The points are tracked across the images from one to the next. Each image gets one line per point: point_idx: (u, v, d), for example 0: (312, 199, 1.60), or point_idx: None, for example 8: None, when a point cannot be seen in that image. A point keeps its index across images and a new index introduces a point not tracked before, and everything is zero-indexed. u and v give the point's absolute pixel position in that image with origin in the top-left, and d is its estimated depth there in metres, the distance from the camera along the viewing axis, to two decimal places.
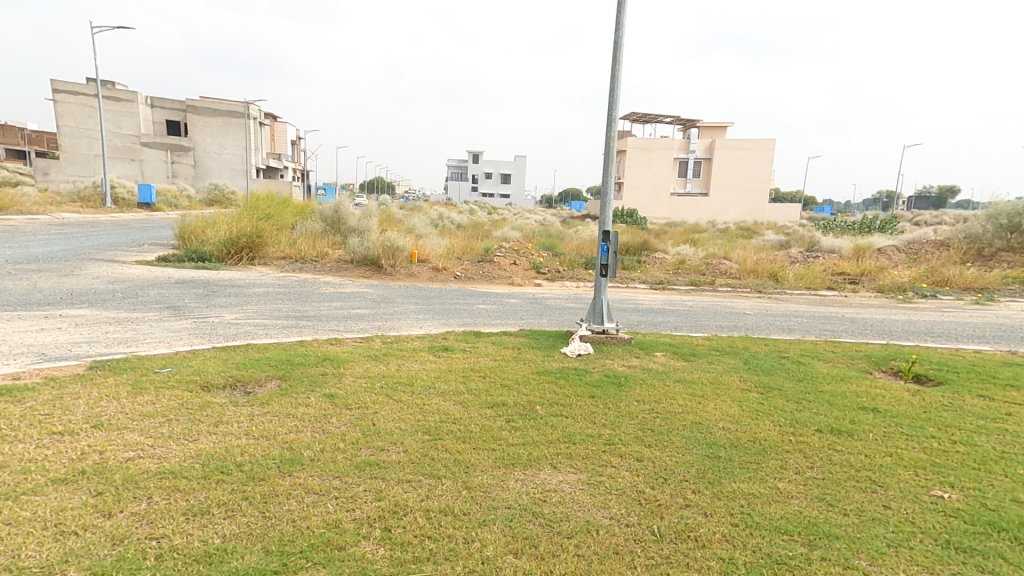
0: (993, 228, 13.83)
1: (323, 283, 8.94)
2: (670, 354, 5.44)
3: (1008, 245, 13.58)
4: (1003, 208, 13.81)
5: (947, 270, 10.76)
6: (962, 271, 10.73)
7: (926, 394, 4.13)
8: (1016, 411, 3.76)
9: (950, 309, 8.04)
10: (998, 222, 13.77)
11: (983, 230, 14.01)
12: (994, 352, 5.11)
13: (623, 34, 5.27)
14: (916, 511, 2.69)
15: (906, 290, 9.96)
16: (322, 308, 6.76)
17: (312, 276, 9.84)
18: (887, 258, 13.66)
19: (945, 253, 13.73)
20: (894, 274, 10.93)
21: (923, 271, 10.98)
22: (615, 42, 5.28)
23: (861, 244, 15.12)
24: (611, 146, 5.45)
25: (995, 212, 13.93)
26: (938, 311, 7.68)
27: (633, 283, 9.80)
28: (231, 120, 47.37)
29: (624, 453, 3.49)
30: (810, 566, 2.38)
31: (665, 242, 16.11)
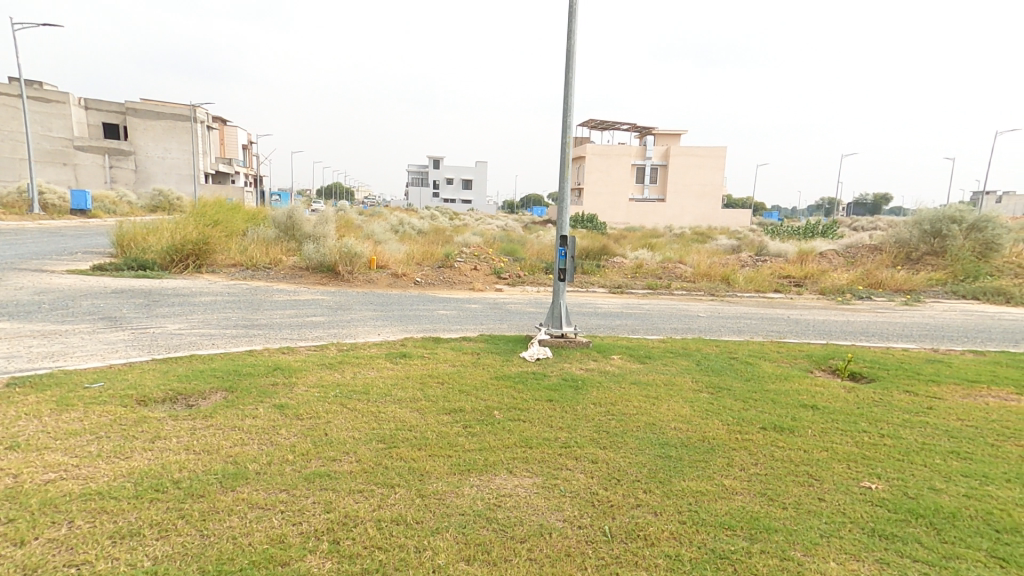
0: (919, 233, 14.69)
1: (277, 291, 8.69)
2: (626, 356, 5.56)
3: (932, 248, 14.39)
4: (927, 214, 14.75)
5: (880, 273, 11.42)
6: (893, 273, 11.42)
7: (860, 390, 4.36)
8: (937, 404, 4.03)
9: (883, 309, 8.57)
10: (923, 227, 14.67)
11: (911, 235, 14.88)
12: (920, 350, 5.47)
13: (575, 43, 5.36)
14: (847, 502, 2.85)
15: (845, 291, 10.51)
16: (275, 317, 6.59)
17: (264, 284, 9.56)
18: (827, 261, 14.38)
19: (878, 257, 14.58)
20: (834, 276, 11.53)
21: (859, 273, 11.62)
22: (568, 50, 5.37)
23: (805, 248, 15.85)
24: (565, 153, 5.54)
25: (919, 218, 14.82)
26: (873, 311, 8.15)
27: (592, 287, 9.97)
28: (176, 123, 46.00)
29: (579, 456, 3.55)
30: (750, 559, 2.50)
31: (625, 247, 16.51)
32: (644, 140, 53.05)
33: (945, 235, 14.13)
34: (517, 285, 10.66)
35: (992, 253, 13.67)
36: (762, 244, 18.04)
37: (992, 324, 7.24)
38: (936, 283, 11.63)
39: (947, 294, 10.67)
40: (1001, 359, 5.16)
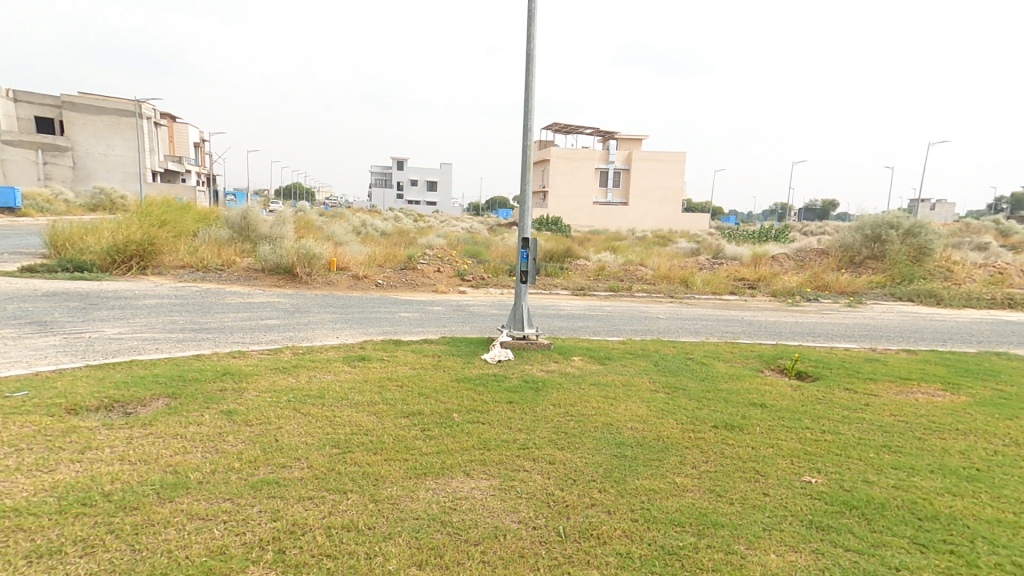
0: (861, 238, 15.40)
1: (229, 293, 8.41)
2: (587, 357, 5.64)
3: (872, 253, 15.17)
4: (868, 220, 15.49)
5: (827, 276, 11.93)
6: (838, 276, 11.96)
7: (806, 389, 4.55)
8: (873, 401, 4.25)
9: (829, 311, 8.98)
10: (864, 233, 15.39)
11: (853, 240, 15.56)
12: (860, 350, 5.75)
13: (534, 47, 5.41)
14: (789, 496, 2.97)
15: (795, 294, 10.94)
16: (226, 320, 6.37)
17: (216, 286, 9.25)
18: (779, 264, 14.96)
19: (824, 260, 15.26)
20: (785, 279, 11.99)
21: (808, 276, 12.12)
22: (528, 54, 5.41)
23: (758, 252, 16.44)
24: (526, 156, 5.57)
25: (861, 224, 15.54)
26: (820, 313, 8.53)
27: (555, 289, 10.06)
28: (120, 119, 44.04)
29: (537, 457, 3.58)
30: (697, 554, 2.57)
31: (588, 249, 16.74)
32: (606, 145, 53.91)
33: (884, 240, 14.92)
34: (481, 287, 10.65)
35: (924, 257, 14.56)
36: (719, 247, 18.61)
37: (927, 324, 7.70)
38: (876, 285, 12.27)
39: (887, 296, 11.27)
40: (931, 358, 5.49)
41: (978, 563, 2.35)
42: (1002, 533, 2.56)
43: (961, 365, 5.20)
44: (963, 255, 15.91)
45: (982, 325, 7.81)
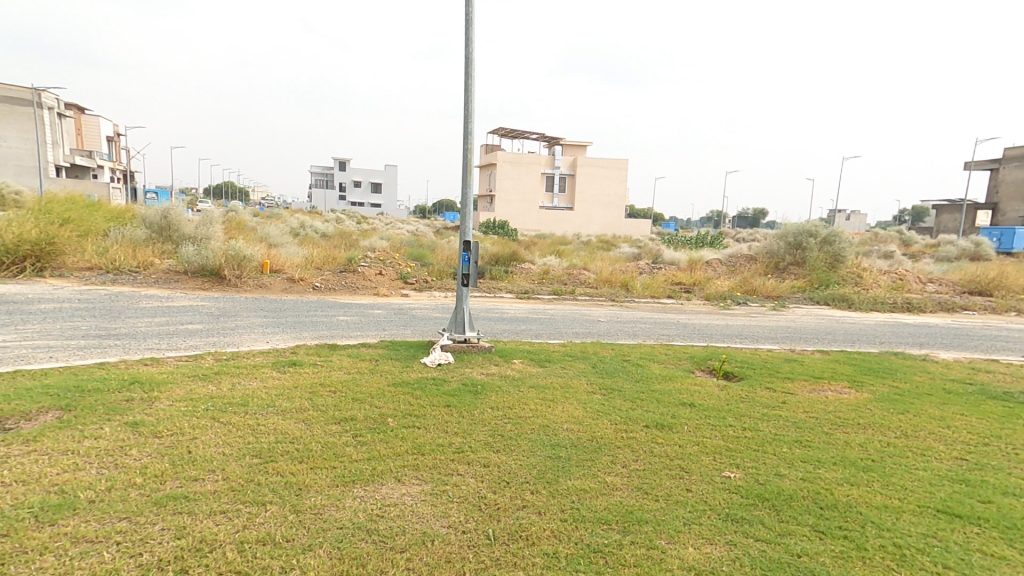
0: (785, 246, 16.44)
1: (144, 297, 7.87)
2: (528, 360, 5.67)
3: (795, 259, 16.18)
4: (790, 228, 16.52)
5: (755, 281, 12.63)
6: (764, 281, 12.68)
7: (731, 388, 4.77)
8: (789, 399, 4.51)
9: (756, 314, 9.49)
10: (787, 240, 16.43)
11: (778, 247, 16.59)
12: (781, 351, 6.10)
13: (473, 52, 5.42)
14: (709, 491, 3.09)
15: (726, 298, 11.50)
16: (139, 325, 5.96)
17: (131, 289, 8.64)
18: (713, 269, 15.68)
19: (754, 266, 16.15)
20: (718, 283, 12.57)
21: (738, 281, 12.77)
22: (466, 58, 5.41)
23: (695, 257, 17.15)
24: (468, 160, 5.54)
25: (784, 233, 16.58)
26: (748, 316, 9.00)
27: (500, 293, 10.08)
28: (15, 108, 40.84)
29: (472, 461, 3.55)
30: (620, 550, 2.62)
31: (534, 253, 16.91)
32: (552, 150, 54.65)
33: (805, 248, 15.96)
34: (425, 291, 10.52)
35: (839, 263, 15.50)
36: (657, 253, 19.29)
37: (842, 327, 8.30)
38: (797, 289, 13.10)
39: (807, 299, 12.04)
40: (841, 357, 5.91)
41: (868, 546, 2.55)
42: (891, 518, 2.77)
43: (866, 364, 5.63)
44: (872, 262, 17.28)
45: (888, 327, 8.52)
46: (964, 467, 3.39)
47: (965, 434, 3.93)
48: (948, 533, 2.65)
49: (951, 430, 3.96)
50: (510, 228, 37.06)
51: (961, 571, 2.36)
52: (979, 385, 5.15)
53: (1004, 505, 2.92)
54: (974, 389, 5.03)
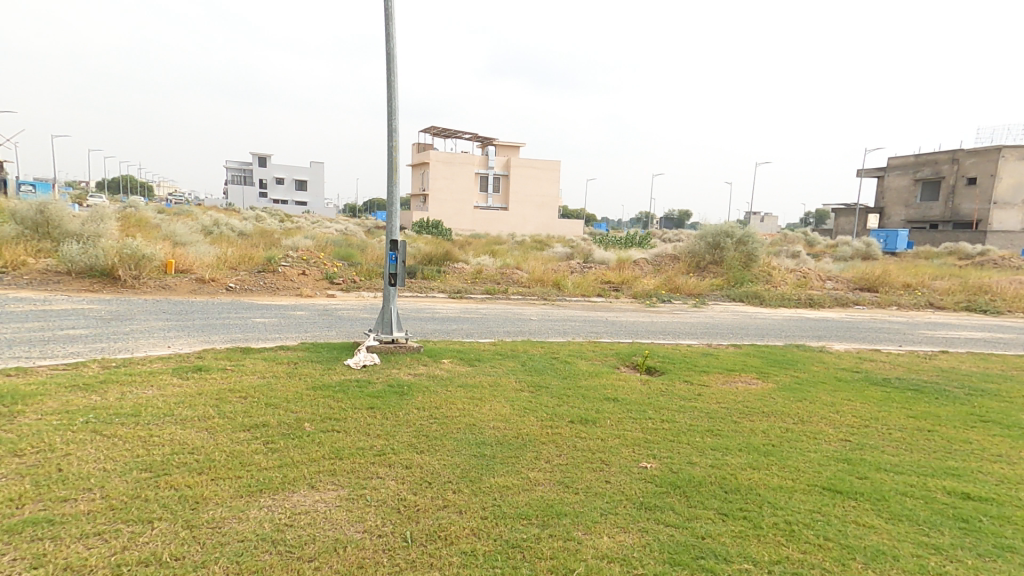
0: (705, 246, 17.42)
1: (21, 301, 7.04)
2: (457, 360, 5.58)
3: (715, 258, 17.18)
4: (709, 229, 17.52)
5: (678, 279, 13.27)
6: (686, 280, 13.36)
7: (653, 382, 4.94)
8: (705, 390, 4.73)
9: (679, 311, 9.95)
10: (707, 241, 17.41)
11: (700, 247, 17.55)
12: (699, 345, 6.41)
13: (394, 45, 5.30)
14: (627, 482, 3.16)
15: (652, 295, 12.00)
16: (9, 332, 5.31)
17: (5, 292, 7.71)
18: (641, 268, 16.33)
19: (678, 265, 16.98)
20: (644, 282, 13.09)
21: (662, 280, 13.36)
22: (388, 52, 5.28)
23: (623, 257, 17.79)
24: (392, 158, 5.38)
25: (704, 233, 17.56)
26: (672, 313, 9.42)
27: (431, 293, 9.93)
28: None
29: (393, 463, 3.42)
30: (538, 544, 2.61)
31: (467, 253, 16.84)
32: (484, 151, 54.65)
33: (723, 249, 16.99)
34: (352, 291, 10.16)
35: (752, 262, 16.55)
36: (589, 252, 19.84)
37: (755, 322, 8.90)
38: (715, 287, 13.91)
39: (724, 296, 12.81)
40: (752, 350, 6.29)
41: (764, 525, 2.71)
42: (785, 498, 2.97)
43: (772, 356, 6.03)
44: (779, 261, 18.73)
45: (793, 322, 9.24)
46: (849, 447, 3.71)
47: (852, 417, 4.31)
48: (831, 508, 2.90)
49: (840, 414, 4.34)
50: (443, 227, 36.76)
51: (841, 542, 2.59)
52: (865, 373, 5.68)
53: (877, 480, 3.23)
54: (861, 376, 5.55)
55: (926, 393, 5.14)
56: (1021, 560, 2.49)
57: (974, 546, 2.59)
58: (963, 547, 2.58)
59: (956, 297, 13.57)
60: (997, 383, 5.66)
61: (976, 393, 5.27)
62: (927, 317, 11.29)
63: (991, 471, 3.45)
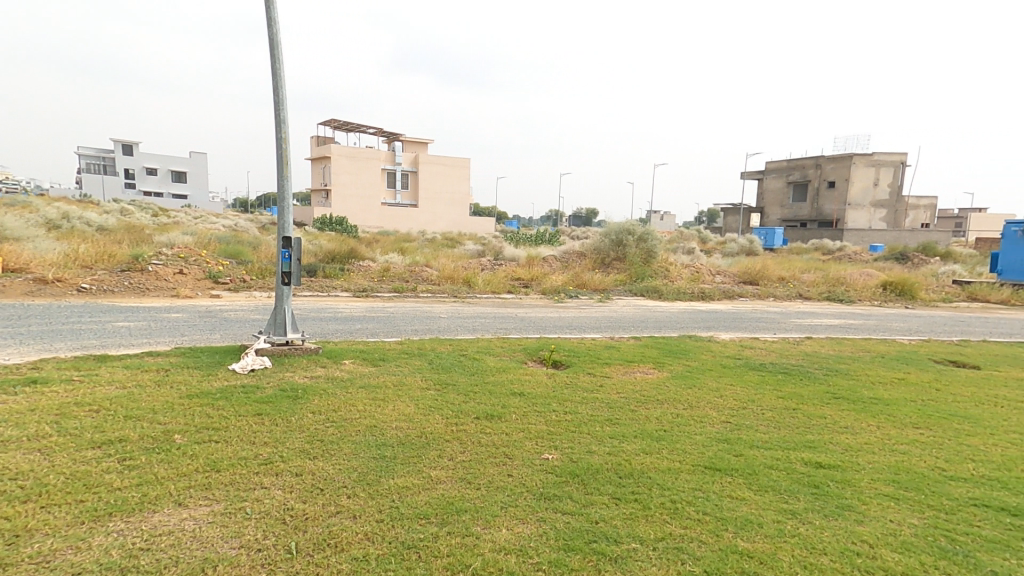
0: (610, 243, 18.29)
1: None
2: (359, 360, 5.29)
3: (618, 255, 18.10)
4: (613, 228, 18.43)
5: (585, 275, 13.76)
6: (592, 276, 13.89)
7: (558, 375, 5.02)
8: (606, 381, 4.88)
9: (586, 306, 10.29)
10: (612, 238, 18.29)
11: (605, 245, 18.40)
12: (602, 338, 6.63)
13: (277, 29, 4.94)
14: (529, 474, 3.14)
15: (561, 291, 12.34)
16: None
17: None
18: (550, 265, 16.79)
19: (584, 261, 17.67)
20: (552, 278, 13.44)
21: (570, 276, 13.78)
22: (270, 36, 4.91)
23: (533, 254, 18.18)
24: (281, 150, 4.99)
25: (608, 231, 18.42)
26: (578, 308, 9.73)
27: (334, 292, 9.42)
28: None
29: (282, 471, 3.11)
30: (435, 543, 2.48)
31: (374, 250, 16.24)
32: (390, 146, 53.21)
33: (626, 246, 17.92)
34: (241, 291, 9.37)
35: (651, 258, 17.58)
36: (499, 249, 20.00)
37: (653, 315, 9.43)
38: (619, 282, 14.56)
39: (626, 291, 13.51)
40: (650, 342, 6.63)
41: (650, 505, 2.87)
42: (673, 480, 3.18)
43: (666, 347, 6.37)
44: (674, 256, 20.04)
45: (685, 314, 9.96)
46: (728, 429, 4.05)
47: (732, 401, 4.69)
48: (710, 485, 3.17)
49: (723, 398, 4.71)
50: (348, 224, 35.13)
51: (715, 515, 2.84)
52: (746, 359, 6.20)
53: (749, 458, 3.59)
54: (742, 362, 6.05)
55: (792, 375, 5.76)
56: (849, 514, 2.96)
57: (817, 507, 3.01)
58: (809, 510, 2.98)
59: (821, 287, 15.40)
60: (847, 364, 6.47)
61: (833, 373, 6.00)
62: (799, 306, 12.67)
63: (843, 444, 4.00)
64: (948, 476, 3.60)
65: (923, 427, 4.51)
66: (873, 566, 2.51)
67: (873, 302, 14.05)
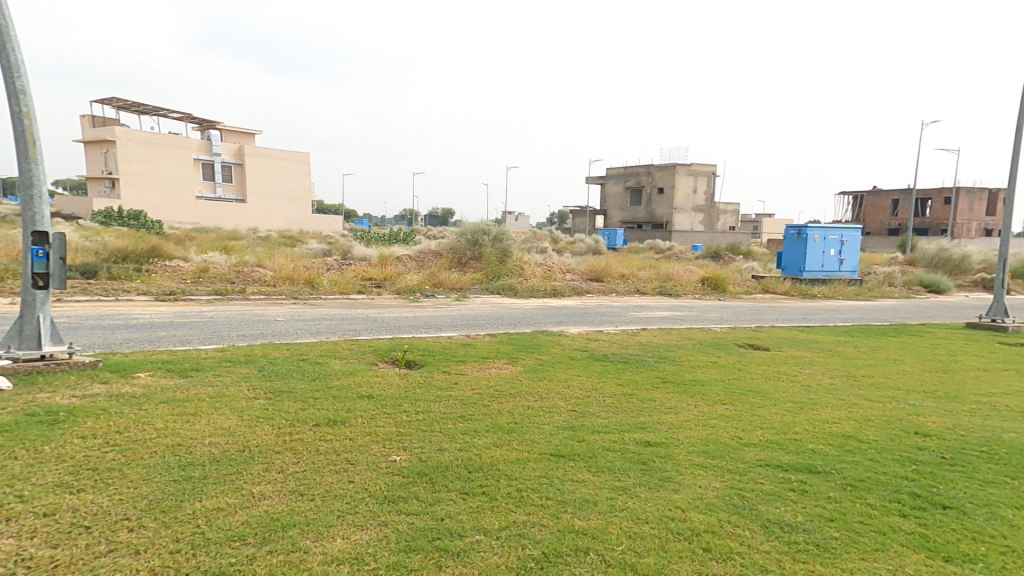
0: (466, 243, 18.44)
1: None
2: (160, 373, 4.55)
3: (474, 255, 18.32)
4: (469, 228, 18.63)
5: (440, 275, 13.69)
6: (448, 275, 13.88)
7: (412, 375, 4.83)
8: (460, 379, 4.82)
9: (441, 304, 10.24)
10: (468, 238, 18.46)
11: (461, 244, 18.49)
12: (458, 337, 6.57)
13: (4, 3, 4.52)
14: (372, 478, 2.95)
15: (416, 291, 12.11)
16: None
17: None
18: (404, 264, 16.37)
19: (440, 261, 17.55)
20: (407, 278, 13.13)
21: (427, 275, 13.61)
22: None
23: (386, 253, 17.59)
24: (25, 139, 4.56)
25: (465, 231, 18.57)
26: (433, 307, 9.62)
27: (127, 299, 8.29)
28: None
29: (22, 514, 2.48)
30: (247, 568, 2.17)
31: (187, 249, 14.33)
32: (207, 133, 46.53)
33: (481, 245, 18.28)
34: None
35: (506, 257, 18.15)
36: (347, 249, 19.04)
37: (509, 312, 9.71)
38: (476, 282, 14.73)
39: (482, 289, 13.73)
40: (505, 338, 6.74)
41: (496, 497, 2.92)
42: (521, 470, 3.27)
43: (519, 343, 6.55)
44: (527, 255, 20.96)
45: (537, 310, 10.44)
46: (574, 417, 4.31)
47: (579, 391, 4.99)
48: (554, 471, 3.35)
49: (569, 388, 4.98)
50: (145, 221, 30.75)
51: (557, 499, 3.02)
52: (590, 351, 6.65)
53: (590, 443, 3.87)
54: (588, 354, 6.45)
55: (630, 363, 6.31)
56: (668, 485, 3.45)
57: (643, 481, 3.43)
58: (637, 484, 3.37)
59: (654, 283, 17.39)
60: (674, 351, 7.32)
61: (662, 360, 6.75)
62: (637, 301, 14.12)
63: (669, 424, 4.58)
64: (742, 442, 4.41)
65: (726, 401, 5.37)
66: (684, 527, 2.96)
67: (693, 295, 16.29)
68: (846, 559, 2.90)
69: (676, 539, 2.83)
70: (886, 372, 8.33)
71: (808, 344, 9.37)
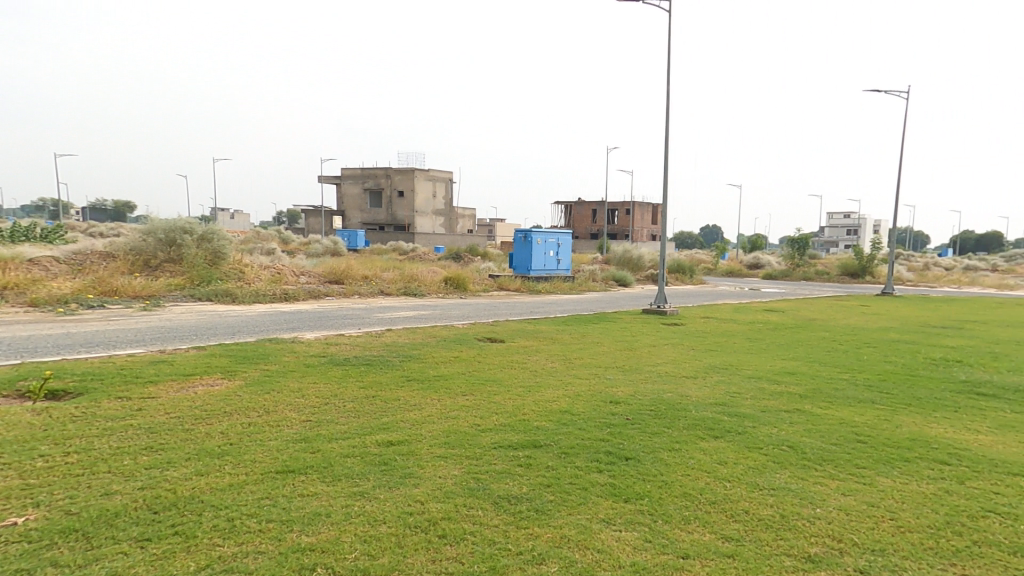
0: (155, 242, 17.28)
1: None
2: None
3: (168, 255, 17.38)
4: (157, 225, 17.31)
5: (116, 282, 14.19)
6: (132, 282, 14.48)
7: (63, 408, 5.38)
8: (143, 406, 5.56)
9: (117, 321, 10.88)
10: (156, 237, 17.29)
11: (146, 244, 17.20)
12: (148, 353, 7.76)
13: None
14: (59, 527, 3.47)
15: (70, 302, 12.68)
16: None
17: None
18: (41, 269, 15.12)
19: (112, 265, 16.20)
20: (55, 287, 13.46)
21: (92, 283, 13.93)
22: None
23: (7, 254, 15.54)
24: None
25: (152, 229, 17.24)
26: (105, 323, 10.58)
27: None
28: None
29: None
30: None
31: None
32: None
33: (177, 245, 17.47)
34: None
35: (220, 258, 17.88)
36: None
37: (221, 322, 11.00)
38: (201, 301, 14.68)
39: (175, 297, 14.61)
40: (218, 351, 7.99)
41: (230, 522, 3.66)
42: (240, 496, 4.00)
43: (247, 356, 7.72)
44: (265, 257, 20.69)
45: (269, 322, 11.13)
46: (308, 428, 5.35)
47: (317, 397, 6.23)
48: (278, 489, 4.17)
49: (304, 398, 6.17)
50: None
51: (282, 519, 3.79)
52: (328, 356, 8.08)
53: (322, 450, 4.92)
54: (326, 360, 7.83)
55: (371, 365, 7.69)
56: (410, 480, 4.64)
57: (383, 481, 4.54)
58: (377, 486, 4.44)
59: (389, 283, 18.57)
60: (417, 349, 8.90)
61: (406, 359, 8.28)
62: (381, 301, 16.08)
63: (400, 419, 5.88)
64: (477, 429, 6.18)
65: (469, 391, 6.98)
66: (420, 519, 4.07)
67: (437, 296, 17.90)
68: (557, 516, 4.44)
69: (413, 534, 3.87)
70: (590, 351, 10.59)
71: (535, 334, 11.10)
